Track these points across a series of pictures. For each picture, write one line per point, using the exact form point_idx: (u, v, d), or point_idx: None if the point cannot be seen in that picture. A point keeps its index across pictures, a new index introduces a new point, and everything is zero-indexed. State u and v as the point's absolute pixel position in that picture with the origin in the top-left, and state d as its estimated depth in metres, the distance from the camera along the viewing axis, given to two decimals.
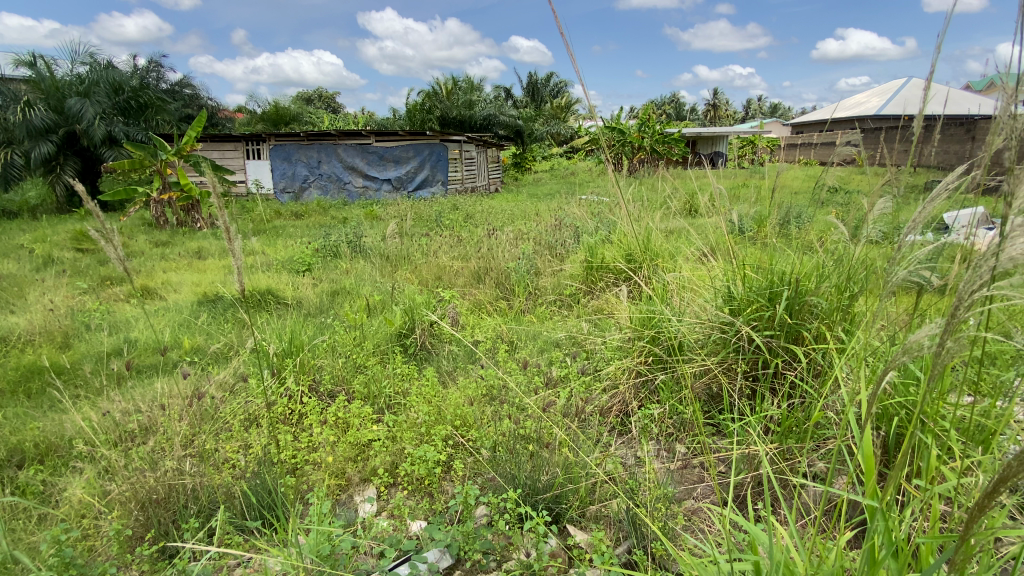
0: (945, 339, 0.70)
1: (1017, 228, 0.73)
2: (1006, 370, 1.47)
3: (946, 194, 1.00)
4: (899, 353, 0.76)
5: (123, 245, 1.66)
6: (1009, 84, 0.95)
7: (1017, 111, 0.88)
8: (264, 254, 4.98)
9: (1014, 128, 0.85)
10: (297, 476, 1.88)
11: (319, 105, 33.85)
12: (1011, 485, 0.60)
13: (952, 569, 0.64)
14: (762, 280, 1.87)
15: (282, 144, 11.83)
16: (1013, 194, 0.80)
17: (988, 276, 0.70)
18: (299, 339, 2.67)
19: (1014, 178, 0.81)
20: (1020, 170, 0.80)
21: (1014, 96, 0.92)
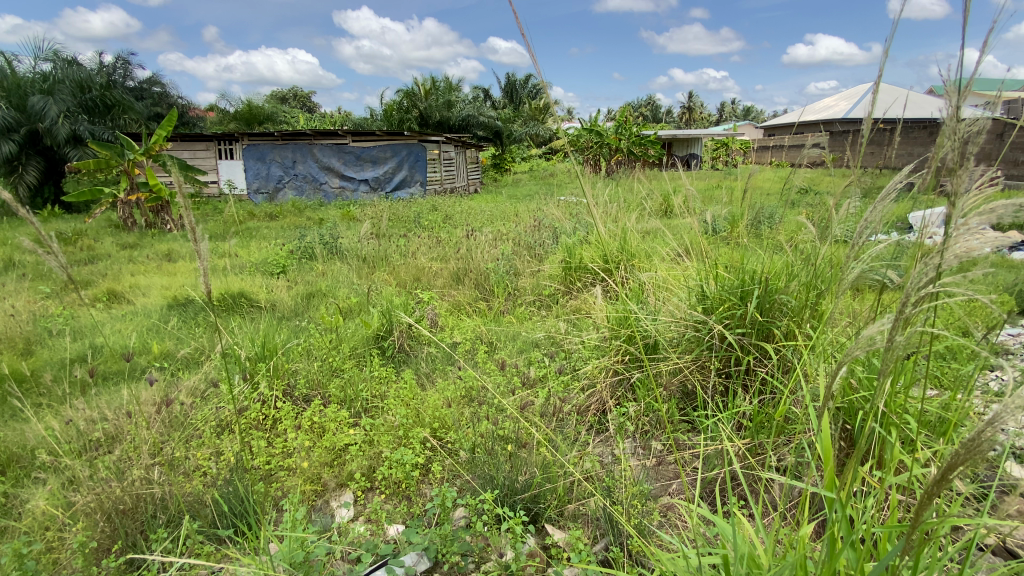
0: (891, 334, 0.73)
1: (957, 225, 0.77)
2: (965, 364, 1.53)
3: (897, 194, 1.05)
4: (854, 349, 0.79)
5: (63, 253, 1.57)
6: (951, 88, 0.99)
7: (961, 114, 0.92)
8: (238, 256, 4.87)
9: (957, 129, 0.89)
10: (271, 482, 1.85)
11: (294, 104, 33.32)
12: (961, 472, 0.63)
13: (906, 556, 0.66)
14: (734, 279, 1.90)
15: (256, 144, 11.60)
16: (956, 193, 0.85)
17: (932, 273, 0.74)
18: (272, 342, 2.63)
19: (956, 177, 0.85)
20: (961, 170, 0.84)
21: (956, 100, 0.97)
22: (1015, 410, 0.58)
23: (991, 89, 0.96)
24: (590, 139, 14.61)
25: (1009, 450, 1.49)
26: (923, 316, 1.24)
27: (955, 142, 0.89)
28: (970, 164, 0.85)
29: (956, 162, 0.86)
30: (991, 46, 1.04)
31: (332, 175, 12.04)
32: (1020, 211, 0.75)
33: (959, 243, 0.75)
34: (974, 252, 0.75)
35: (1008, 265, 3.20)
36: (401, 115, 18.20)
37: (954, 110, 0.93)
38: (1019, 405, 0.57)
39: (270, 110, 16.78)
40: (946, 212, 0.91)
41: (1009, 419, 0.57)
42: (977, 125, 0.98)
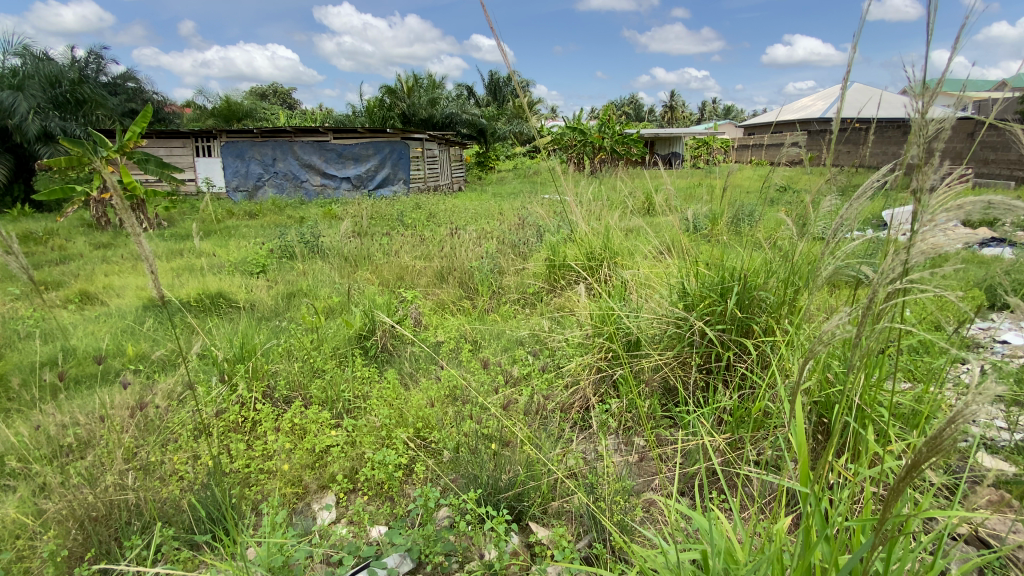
0: (856, 330, 0.75)
1: (923, 221, 0.79)
2: (938, 358, 1.56)
3: (869, 190, 1.07)
4: (823, 346, 0.81)
5: (25, 254, 1.52)
6: (918, 86, 1.02)
7: (928, 112, 0.94)
8: (216, 255, 4.76)
9: (924, 127, 0.91)
10: (251, 486, 1.82)
11: (274, 101, 32.81)
12: (927, 465, 0.65)
13: (876, 549, 0.68)
14: (714, 276, 1.93)
15: (235, 142, 11.39)
16: (922, 189, 0.87)
17: (895, 270, 0.76)
18: (251, 343, 2.58)
19: (921, 173, 0.88)
20: (926, 167, 0.86)
21: (923, 99, 0.99)
22: (979, 402, 0.59)
23: (955, 89, 0.98)
24: (574, 137, 14.65)
25: (981, 440, 1.53)
26: (895, 311, 1.26)
27: (922, 140, 0.91)
28: (936, 162, 0.87)
29: (922, 159, 0.88)
30: (959, 46, 1.06)
31: (313, 173, 11.87)
32: (984, 208, 0.77)
33: (926, 238, 0.77)
34: (940, 248, 0.76)
35: (978, 261, 3.29)
36: (384, 112, 18.04)
37: (920, 108, 0.95)
38: (982, 399, 0.58)
39: (249, 107, 16.47)
40: (915, 208, 0.93)
41: (973, 412, 0.59)
42: (943, 123, 1.00)
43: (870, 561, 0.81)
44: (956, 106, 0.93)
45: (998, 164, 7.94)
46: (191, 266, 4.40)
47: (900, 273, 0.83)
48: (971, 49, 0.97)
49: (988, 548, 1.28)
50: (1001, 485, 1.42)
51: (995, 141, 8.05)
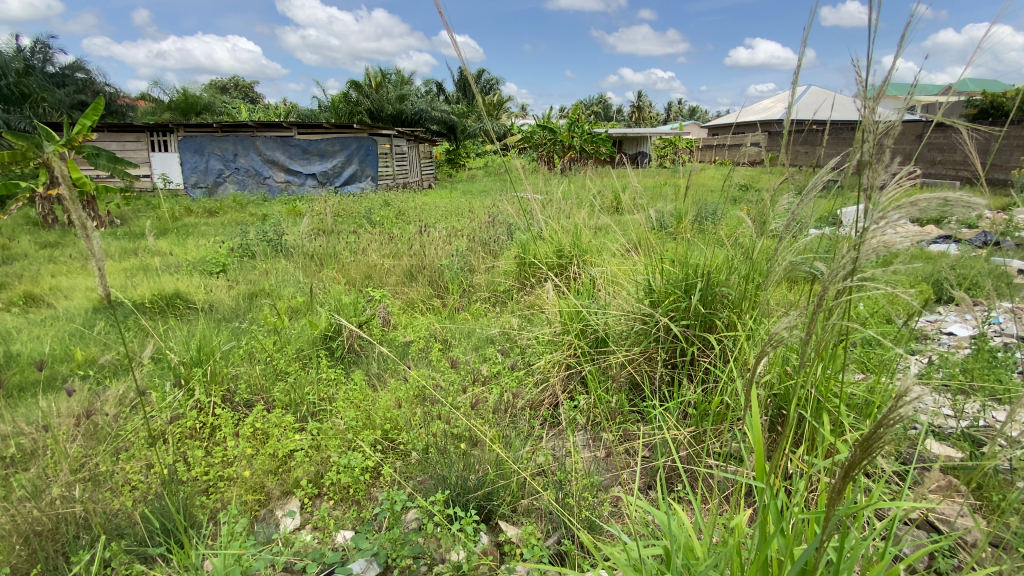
0: (800, 326, 0.78)
1: (874, 219, 0.82)
2: (889, 350, 1.63)
3: (821, 184, 1.09)
4: (777, 342, 0.83)
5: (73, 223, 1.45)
6: (865, 84, 1.05)
7: (877, 110, 0.97)
8: (172, 254, 4.57)
9: (871, 125, 0.94)
10: (209, 494, 1.75)
11: (235, 94, 31.71)
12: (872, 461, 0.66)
13: (826, 544, 0.69)
14: (678, 273, 1.96)
15: (193, 136, 10.95)
16: (870, 187, 0.90)
17: (842, 268, 0.79)
18: (209, 346, 2.48)
19: (870, 171, 0.90)
20: (874, 165, 0.89)
21: (871, 101, 1.02)
22: (911, 398, 0.62)
23: (898, 90, 1.02)
24: (544, 135, 14.71)
25: (929, 428, 1.60)
26: (846, 305, 1.31)
27: (871, 138, 0.93)
28: (883, 160, 0.90)
29: (871, 157, 0.91)
30: (904, 48, 1.10)
31: (277, 170, 11.53)
32: (937, 204, 0.79)
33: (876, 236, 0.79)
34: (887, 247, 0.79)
35: (924, 257, 3.47)
36: (351, 107, 17.70)
37: (867, 108, 0.98)
38: (914, 395, 0.60)
39: (208, 100, 15.86)
40: (867, 203, 0.96)
41: (907, 407, 0.60)
42: (890, 123, 1.03)
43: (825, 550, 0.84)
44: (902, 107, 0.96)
45: (944, 165, 8.41)
46: (145, 266, 4.20)
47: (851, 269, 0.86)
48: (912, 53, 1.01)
49: (936, 531, 1.35)
50: (949, 470, 1.49)
51: (940, 143, 8.51)
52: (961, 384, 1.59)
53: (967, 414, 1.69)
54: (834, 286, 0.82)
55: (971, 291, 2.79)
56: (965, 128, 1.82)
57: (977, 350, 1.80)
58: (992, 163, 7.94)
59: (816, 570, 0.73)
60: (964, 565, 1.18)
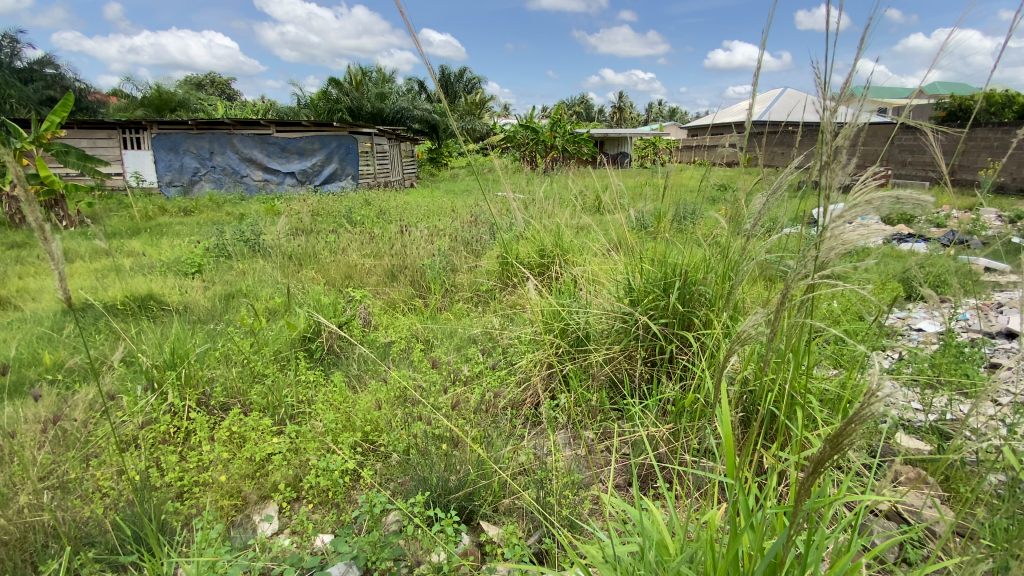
0: (768, 322, 0.79)
1: (835, 218, 0.83)
2: (861, 346, 1.66)
3: (785, 185, 1.10)
4: (747, 339, 0.84)
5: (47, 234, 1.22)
6: (824, 87, 1.07)
7: (836, 110, 0.98)
8: (146, 254, 4.46)
9: (831, 127, 0.96)
10: (184, 500, 1.71)
11: (211, 91, 31.06)
12: (837, 455, 0.67)
13: (795, 540, 0.69)
14: (657, 272, 1.99)
15: (168, 134, 10.70)
16: (828, 186, 0.92)
17: (804, 266, 0.81)
18: (184, 348, 2.42)
19: (828, 171, 0.93)
20: (832, 166, 0.91)
21: (831, 103, 1.04)
22: (883, 389, 0.64)
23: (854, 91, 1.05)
24: (526, 135, 14.73)
25: (900, 422, 1.64)
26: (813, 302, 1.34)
27: (829, 139, 0.96)
28: (841, 160, 0.92)
29: (828, 159, 0.94)
30: (864, 49, 1.12)
31: (255, 168, 11.32)
32: (892, 202, 0.80)
33: (835, 236, 0.82)
34: (844, 246, 0.82)
35: (895, 255, 3.56)
36: (331, 105, 17.47)
37: (825, 110, 1.00)
38: (887, 389, 0.63)
39: (183, 97, 15.50)
40: (831, 202, 0.97)
41: (881, 398, 0.62)
42: (852, 124, 1.06)
43: (795, 542, 0.86)
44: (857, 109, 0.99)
45: (914, 166, 8.65)
46: (116, 266, 4.08)
47: (814, 267, 0.89)
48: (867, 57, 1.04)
49: (903, 522, 1.39)
50: (918, 462, 1.53)
51: (909, 144, 8.75)
52: (929, 378, 1.64)
53: (935, 409, 1.73)
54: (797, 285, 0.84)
55: (939, 288, 2.87)
56: (929, 130, 1.87)
57: (945, 345, 1.85)
58: (960, 164, 8.18)
59: (786, 564, 0.74)
60: (932, 555, 1.21)
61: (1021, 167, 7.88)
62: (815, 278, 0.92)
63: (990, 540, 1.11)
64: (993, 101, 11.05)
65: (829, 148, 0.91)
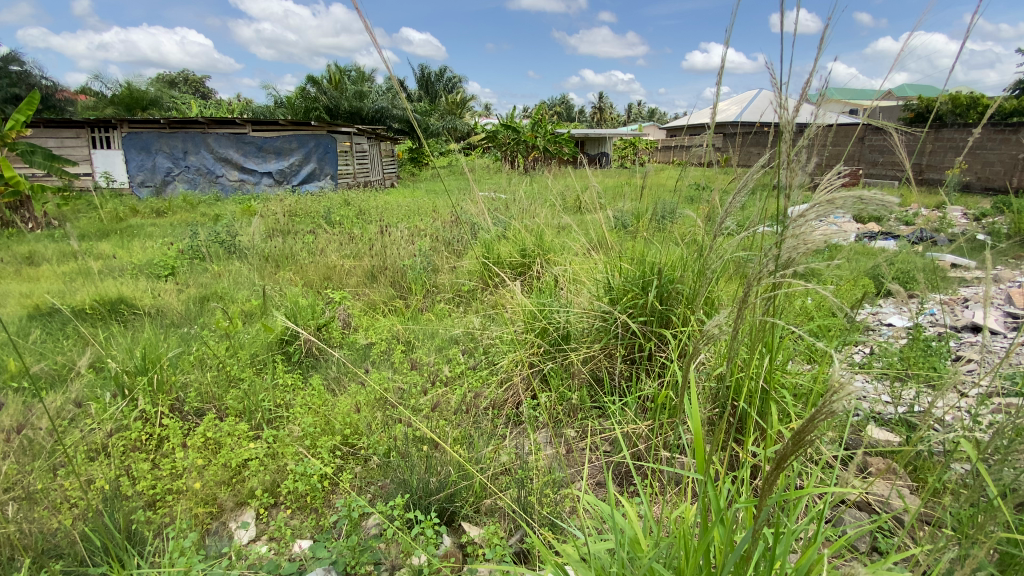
0: (735, 318, 0.80)
1: (797, 217, 0.84)
2: (833, 341, 1.70)
3: (752, 184, 1.11)
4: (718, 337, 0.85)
5: None
6: (781, 88, 1.08)
7: (792, 112, 1.00)
8: (116, 256, 4.34)
9: (790, 127, 0.98)
10: (156, 508, 1.66)
11: (185, 90, 30.35)
12: (799, 450, 0.67)
13: (761, 533, 0.70)
14: (636, 271, 2.01)
15: (139, 133, 10.43)
16: (789, 187, 0.95)
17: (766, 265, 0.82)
18: (156, 353, 2.35)
19: (789, 170, 0.94)
20: (791, 166, 0.94)
21: (788, 104, 1.06)
22: (847, 385, 0.64)
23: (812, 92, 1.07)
24: (507, 134, 14.73)
25: (871, 414, 1.68)
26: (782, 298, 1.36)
27: (788, 139, 0.98)
28: (800, 160, 0.95)
29: (787, 160, 0.96)
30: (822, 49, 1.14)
31: (231, 168, 11.09)
32: (856, 202, 0.80)
33: (796, 235, 0.83)
34: (807, 245, 0.84)
35: (867, 252, 3.66)
36: (310, 104, 17.23)
37: (783, 110, 1.03)
38: (851, 385, 0.62)
39: (155, 95, 15.12)
40: (792, 197, 1.00)
41: (845, 393, 0.62)
42: (811, 124, 1.07)
43: (767, 535, 0.87)
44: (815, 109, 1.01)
45: (885, 166, 8.90)
46: (85, 270, 3.96)
47: (779, 264, 0.90)
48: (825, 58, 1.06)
49: (873, 512, 1.42)
50: (888, 454, 1.56)
51: (879, 145, 9.00)
52: (898, 372, 1.68)
53: (904, 401, 1.78)
54: (760, 283, 0.86)
55: (908, 285, 2.95)
56: (895, 130, 1.92)
57: (913, 340, 1.90)
58: (928, 163, 8.44)
59: (756, 559, 0.75)
60: (903, 543, 1.24)
61: (984, 166, 8.17)
62: (780, 274, 0.94)
63: (956, 526, 1.14)
64: (960, 102, 11.42)
65: (789, 148, 0.94)
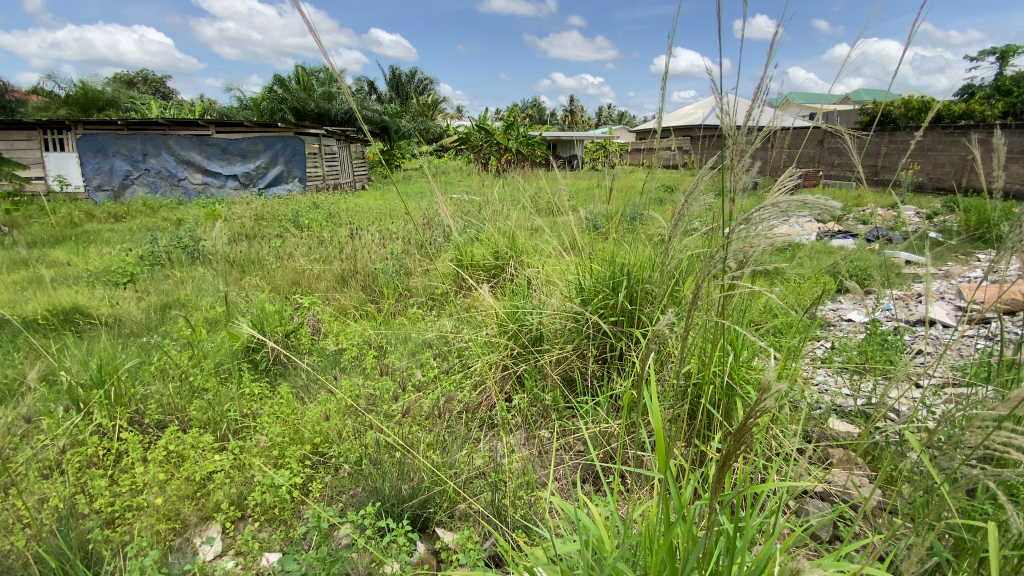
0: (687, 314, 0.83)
1: (742, 220, 0.87)
2: (794, 336, 1.75)
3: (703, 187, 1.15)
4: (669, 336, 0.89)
5: None
6: (721, 94, 1.12)
7: (733, 119, 1.05)
8: (70, 263, 4.15)
9: (735, 132, 1.02)
10: (115, 526, 1.59)
11: (143, 89, 29.29)
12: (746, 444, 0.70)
13: (713, 522, 0.72)
14: (606, 272, 2.04)
15: (95, 135, 10.02)
16: (734, 190, 0.98)
17: (715, 267, 0.86)
18: (113, 364, 2.25)
19: (733, 175, 0.97)
20: (735, 170, 0.97)
21: (726, 110, 1.11)
22: (774, 382, 0.64)
23: (755, 96, 1.11)
24: (480, 137, 14.75)
25: (832, 407, 1.74)
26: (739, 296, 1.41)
27: (732, 144, 1.02)
28: (745, 162, 0.98)
29: (733, 162, 0.99)
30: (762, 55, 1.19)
31: (194, 171, 10.73)
32: (798, 205, 0.83)
33: (744, 239, 0.87)
34: (755, 247, 0.87)
35: (827, 250, 3.80)
36: (277, 106, 16.88)
37: (726, 114, 1.07)
38: (777, 382, 0.64)
39: (112, 95, 14.52)
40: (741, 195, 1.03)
41: (771, 392, 0.62)
42: (753, 129, 1.12)
43: (731, 530, 0.89)
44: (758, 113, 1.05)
45: (843, 167, 9.27)
46: (36, 278, 3.77)
47: (731, 266, 0.93)
48: (769, 67, 1.10)
49: (834, 501, 1.47)
50: (849, 446, 1.62)
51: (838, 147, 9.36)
52: (857, 366, 1.75)
53: (863, 393, 1.86)
54: (709, 283, 0.89)
55: (865, 282, 3.08)
56: (849, 132, 2.00)
57: (870, 334, 1.98)
58: (883, 164, 8.83)
59: (714, 550, 0.77)
60: (863, 531, 1.28)
61: (935, 167, 8.58)
62: (730, 273, 0.98)
63: (912, 512, 1.19)
64: (911, 107, 11.99)
65: (732, 151, 0.96)
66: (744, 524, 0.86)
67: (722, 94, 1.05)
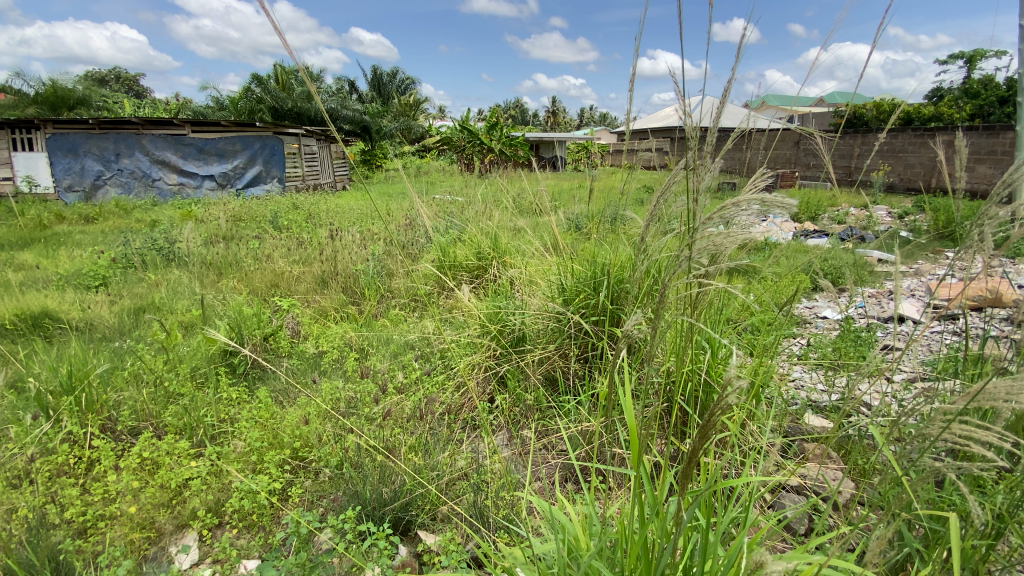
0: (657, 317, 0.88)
1: (706, 218, 0.87)
2: (770, 334, 1.79)
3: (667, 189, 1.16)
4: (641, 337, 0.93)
5: None
6: (682, 99, 1.15)
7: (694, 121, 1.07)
8: (39, 267, 4.02)
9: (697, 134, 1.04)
10: (87, 537, 1.54)
11: (115, 87, 28.56)
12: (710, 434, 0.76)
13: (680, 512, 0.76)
14: (587, 272, 2.06)
15: (66, 134, 9.74)
16: (698, 190, 0.99)
17: (682, 266, 0.87)
18: (84, 369, 2.19)
19: (696, 176, 0.98)
20: (698, 171, 0.98)
21: (688, 113, 1.13)
22: (735, 380, 0.71)
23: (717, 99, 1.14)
24: (462, 137, 14.73)
25: (807, 403, 1.78)
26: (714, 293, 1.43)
27: (695, 146, 1.04)
28: (708, 164, 1.00)
29: (697, 163, 1.00)
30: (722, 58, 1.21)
31: (170, 171, 10.49)
32: (758, 203, 0.84)
33: (709, 238, 0.88)
34: (720, 246, 0.89)
35: (804, 250, 3.88)
36: (255, 105, 16.61)
37: (687, 117, 1.09)
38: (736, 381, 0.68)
39: (82, 93, 14.12)
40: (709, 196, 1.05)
41: (734, 388, 0.70)
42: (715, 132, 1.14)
43: (706, 525, 0.90)
44: (719, 115, 1.08)
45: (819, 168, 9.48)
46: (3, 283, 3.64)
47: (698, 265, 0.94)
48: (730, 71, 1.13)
49: (808, 495, 1.51)
50: (823, 441, 1.65)
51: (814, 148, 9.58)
52: (830, 363, 1.79)
53: (836, 389, 1.90)
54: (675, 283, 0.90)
55: (839, 280, 3.16)
56: (822, 133, 2.05)
57: (843, 331, 2.03)
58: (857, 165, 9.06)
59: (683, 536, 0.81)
60: (837, 523, 1.31)
61: (906, 168, 8.83)
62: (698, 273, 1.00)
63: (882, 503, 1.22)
64: (883, 109, 12.33)
65: (694, 152, 0.99)
66: (719, 519, 0.88)
67: (683, 97, 1.07)
